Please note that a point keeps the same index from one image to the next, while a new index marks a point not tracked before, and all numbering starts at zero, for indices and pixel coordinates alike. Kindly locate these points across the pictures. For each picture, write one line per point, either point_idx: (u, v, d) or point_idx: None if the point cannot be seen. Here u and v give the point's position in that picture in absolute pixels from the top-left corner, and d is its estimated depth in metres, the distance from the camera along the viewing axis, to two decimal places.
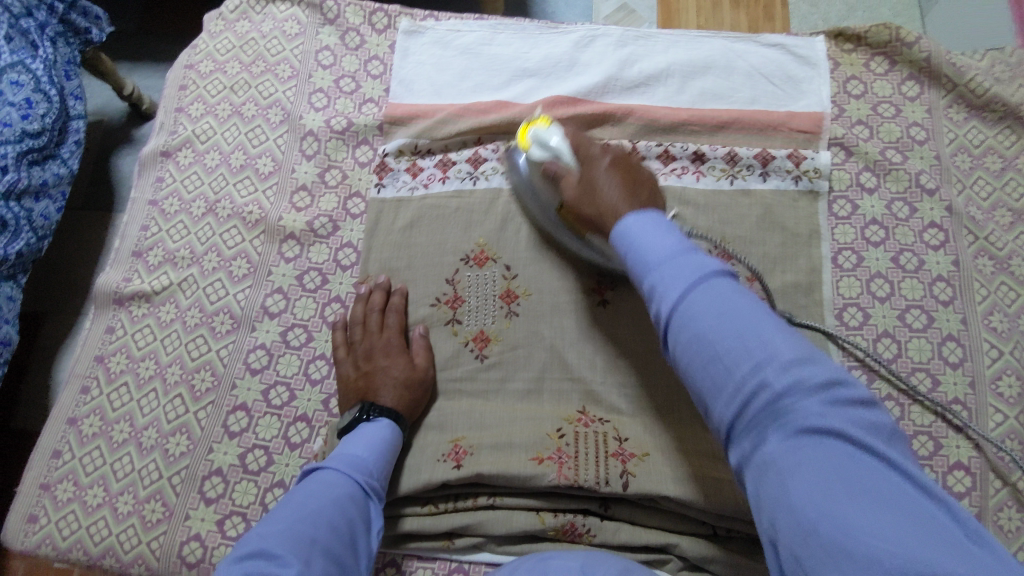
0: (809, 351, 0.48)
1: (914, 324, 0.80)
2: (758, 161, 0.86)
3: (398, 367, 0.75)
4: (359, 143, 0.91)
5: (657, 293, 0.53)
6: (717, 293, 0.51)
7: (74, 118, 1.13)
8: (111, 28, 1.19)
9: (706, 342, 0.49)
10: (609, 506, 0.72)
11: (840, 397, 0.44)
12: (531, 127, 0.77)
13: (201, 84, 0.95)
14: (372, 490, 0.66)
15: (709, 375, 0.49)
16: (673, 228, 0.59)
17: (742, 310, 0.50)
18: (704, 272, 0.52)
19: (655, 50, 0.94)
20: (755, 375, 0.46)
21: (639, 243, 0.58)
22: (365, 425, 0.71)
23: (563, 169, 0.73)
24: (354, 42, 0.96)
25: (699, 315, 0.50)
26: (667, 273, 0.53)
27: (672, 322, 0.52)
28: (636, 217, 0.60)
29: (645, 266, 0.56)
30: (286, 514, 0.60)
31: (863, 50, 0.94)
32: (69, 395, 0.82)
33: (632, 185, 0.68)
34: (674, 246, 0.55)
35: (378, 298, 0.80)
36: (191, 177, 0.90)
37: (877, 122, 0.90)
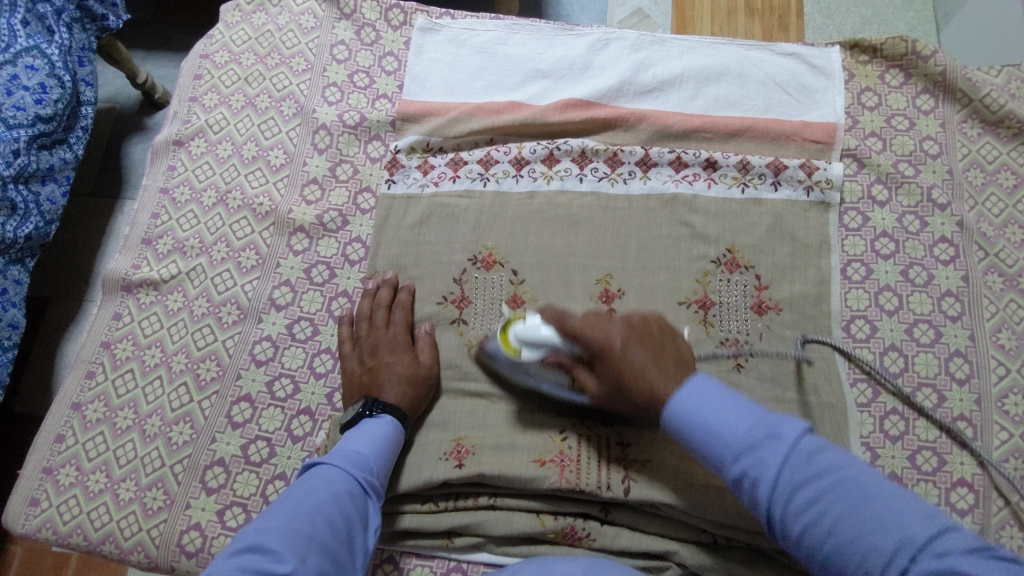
0: (909, 499, 0.50)
1: (921, 338, 0.80)
2: (770, 170, 0.86)
3: (403, 364, 0.75)
4: (371, 139, 0.91)
5: (754, 481, 0.54)
6: (808, 470, 0.52)
7: (84, 104, 1.13)
8: (127, 15, 1.19)
9: (825, 526, 0.50)
10: (610, 511, 0.71)
11: (967, 552, 0.46)
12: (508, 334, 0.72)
13: (215, 75, 0.95)
14: (371, 488, 0.66)
15: (836, 558, 0.50)
16: (724, 390, 0.60)
17: (836, 470, 0.52)
18: (788, 447, 0.53)
19: (670, 56, 0.94)
20: (888, 558, 0.47)
21: (707, 425, 0.58)
22: (367, 422, 0.71)
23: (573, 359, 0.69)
24: (370, 37, 0.96)
25: (801, 496, 0.52)
26: (753, 461, 0.54)
27: (779, 511, 0.53)
28: (687, 394, 0.60)
29: (727, 456, 0.56)
30: (285, 508, 0.59)
31: (879, 62, 0.93)
32: (74, 380, 0.82)
33: (654, 353, 0.65)
34: (748, 421, 0.56)
35: (385, 294, 0.80)
36: (203, 167, 0.90)
37: (890, 135, 0.89)
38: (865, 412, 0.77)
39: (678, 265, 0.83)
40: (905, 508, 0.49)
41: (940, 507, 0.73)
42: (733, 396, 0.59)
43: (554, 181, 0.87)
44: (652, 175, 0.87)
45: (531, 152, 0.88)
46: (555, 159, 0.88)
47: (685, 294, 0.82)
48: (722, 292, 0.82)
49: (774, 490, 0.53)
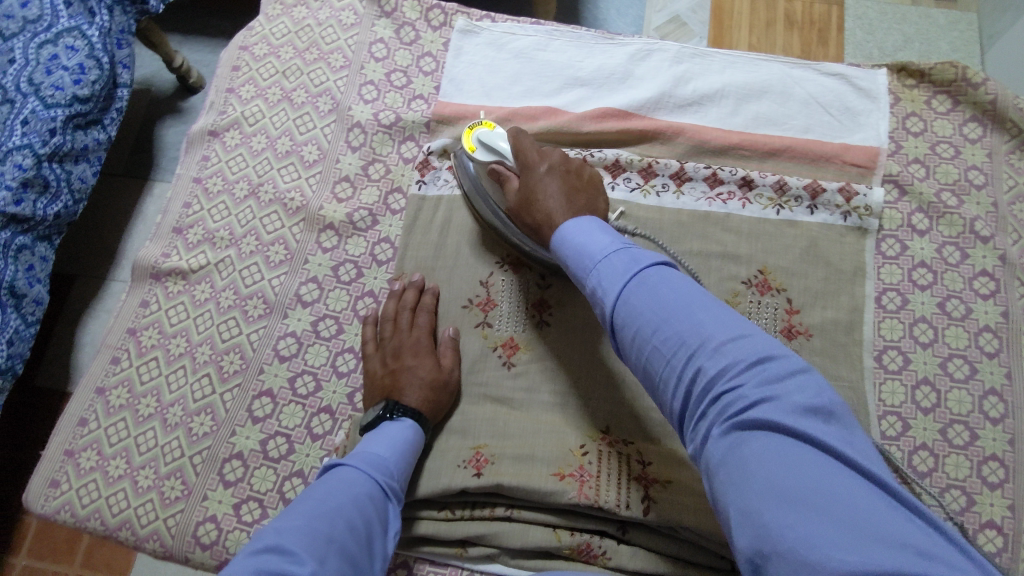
0: (738, 327, 0.52)
1: (955, 373, 0.78)
2: (807, 193, 0.85)
3: (425, 367, 0.74)
4: (405, 139, 0.91)
5: (602, 291, 0.58)
6: (653, 284, 0.56)
7: (119, 86, 1.13)
8: None
9: (653, 333, 0.54)
10: (627, 530, 0.70)
11: (768, 370, 0.49)
12: (475, 128, 0.81)
13: (254, 67, 0.95)
14: (390, 492, 0.65)
15: (656, 362, 0.54)
16: (608, 225, 0.64)
17: (681, 295, 0.54)
18: (640, 265, 0.57)
19: (711, 70, 0.93)
20: (693, 365, 0.51)
21: (578, 242, 0.62)
22: (388, 424, 0.70)
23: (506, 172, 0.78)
24: (409, 37, 0.96)
25: (641, 305, 0.55)
26: (607, 273, 0.58)
27: (617, 317, 0.56)
28: (574, 224, 0.64)
29: (586, 263, 0.61)
30: (304, 509, 0.58)
31: (926, 86, 0.91)
32: (100, 364, 0.82)
33: (569, 187, 0.73)
34: (613, 244, 0.60)
35: (411, 296, 0.80)
36: (236, 159, 0.90)
37: (934, 162, 0.87)
38: (893, 445, 0.75)
39: (708, 282, 0.82)
40: (732, 337, 0.51)
41: None
42: (614, 232, 0.63)
43: None
44: (686, 190, 0.86)
45: None
46: None
47: None
48: (753, 313, 0.80)
49: (617, 301, 0.56)
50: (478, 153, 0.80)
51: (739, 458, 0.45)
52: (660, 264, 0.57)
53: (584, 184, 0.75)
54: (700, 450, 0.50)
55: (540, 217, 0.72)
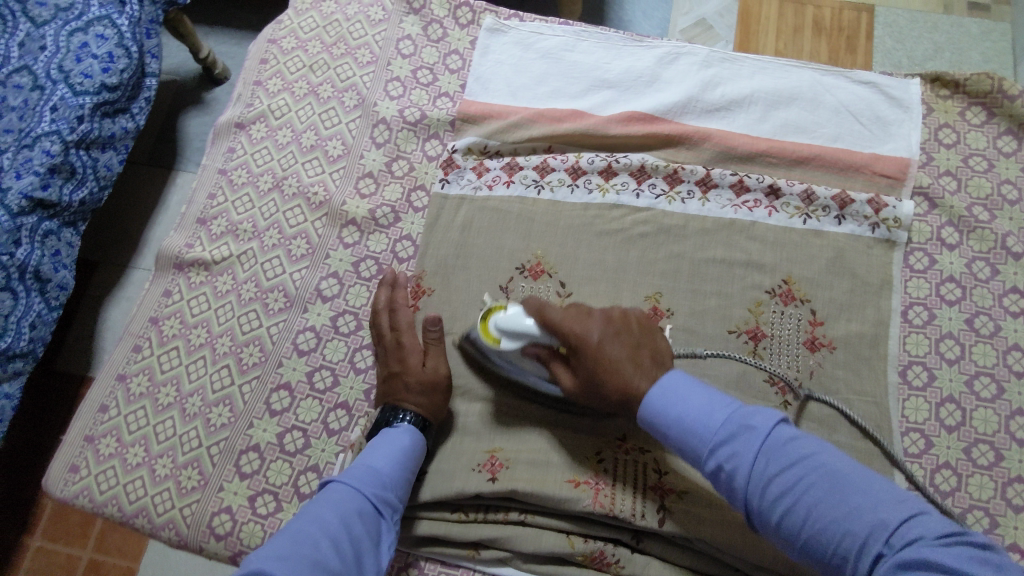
0: (894, 499, 0.51)
1: (982, 392, 0.76)
2: (835, 203, 0.83)
3: (406, 370, 0.74)
4: (430, 137, 0.90)
5: (730, 469, 0.56)
6: (779, 456, 0.55)
7: (148, 75, 1.14)
8: None
9: (800, 513, 0.52)
10: (641, 539, 0.70)
11: (935, 533, 0.47)
12: (489, 318, 0.72)
13: (281, 60, 0.95)
14: (384, 506, 0.65)
15: (813, 541, 0.51)
16: (700, 384, 0.63)
17: (818, 465, 0.54)
18: (762, 433, 0.56)
19: (740, 75, 0.91)
20: (860, 545, 0.49)
21: (681, 409, 0.61)
22: (388, 431, 0.70)
23: (549, 353, 0.70)
24: (436, 34, 0.96)
25: (776, 484, 0.54)
26: (731, 446, 0.57)
27: (756, 499, 0.55)
28: (664, 382, 0.63)
29: (703, 443, 0.59)
30: (291, 529, 0.58)
31: (961, 97, 0.90)
32: (122, 352, 0.83)
33: (632, 347, 0.67)
34: (727, 412, 0.59)
35: (383, 297, 0.79)
36: (262, 151, 0.91)
37: (966, 175, 0.86)
38: (916, 463, 0.74)
39: (731, 291, 0.81)
40: (887, 504, 0.50)
41: None
42: (713, 391, 0.62)
43: (610, 194, 0.85)
44: (712, 197, 0.85)
45: (589, 163, 0.86)
46: (612, 173, 0.86)
47: (736, 323, 0.80)
48: (775, 325, 0.79)
49: (752, 480, 0.55)
50: (501, 343, 0.71)
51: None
52: (782, 428, 0.56)
53: (643, 340, 0.68)
54: None
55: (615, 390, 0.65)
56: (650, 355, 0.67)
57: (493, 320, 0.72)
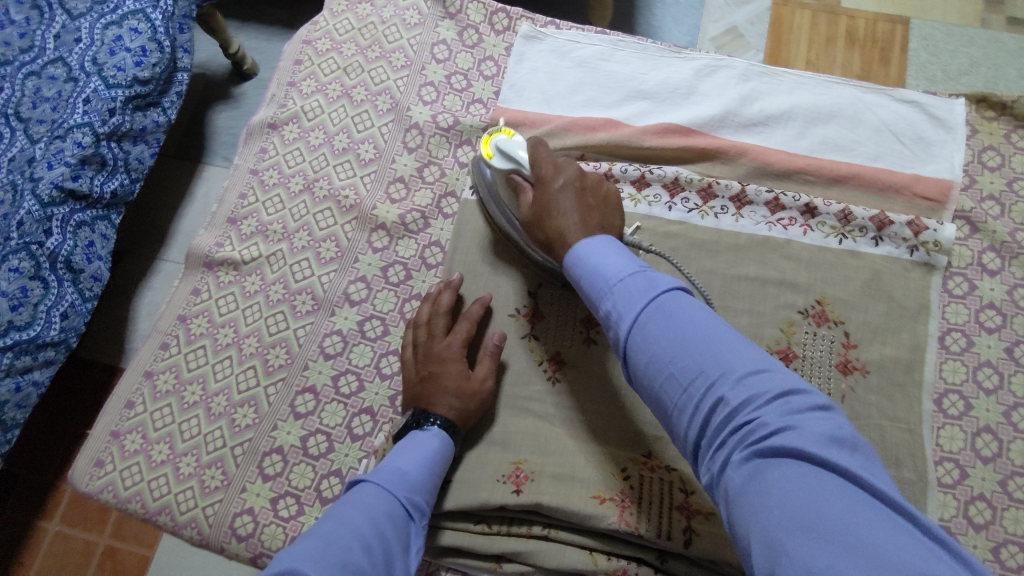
0: (759, 359, 0.50)
1: (1019, 423, 0.74)
2: (873, 224, 0.82)
3: (453, 376, 0.73)
4: (462, 143, 0.90)
5: (616, 317, 0.56)
6: (664, 311, 0.54)
7: (180, 70, 1.13)
8: None
9: (663, 362, 0.52)
10: (666, 560, 0.69)
11: (792, 401, 0.46)
12: (494, 136, 0.80)
13: (316, 62, 0.95)
14: (411, 511, 0.64)
15: (670, 389, 0.51)
16: (618, 244, 0.62)
17: (693, 321, 0.52)
18: (655, 289, 0.55)
19: (779, 90, 0.90)
20: (711, 395, 0.49)
21: (592, 260, 0.61)
22: (416, 434, 0.70)
23: (520, 183, 0.76)
24: (471, 40, 0.95)
25: (655, 330, 0.53)
26: (620, 299, 0.56)
27: (630, 343, 0.54)
28: (586, 241, 0.63)
29: (602, 287, 0.58)
30: (321, 530, 0.56)
31: (1007, 119, 0.87)
32: (149, 348, 0.84)
33: (586, 203, 0.69)
34: (629, 266, 0.58)
35: (446, 300, 0.79)
36: (294, 153, 0.91)
37: (1010, 200, 0.83)
38: (949, 493, 0.72)
39: (763, 309, 0.80)
40: (750, 363, 0.49)
41: None
42: (626, 250, 0.61)
43: (642, 207, 0.84)
44: (746, 213, 0.84)
45: (622, 173, 0.86)
46: (645, 184, 0.85)
47: (768, 341, 0.78)
48: (808, 346, 0.78)
49: (631, 326, 0.54)
50: (495, 157, 0.78)
51: (759, 490, 0.42)
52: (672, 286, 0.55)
53: (605, 203, 0.71)
54: (716, 478, 0.47)
55: (547, 227, 0.69)
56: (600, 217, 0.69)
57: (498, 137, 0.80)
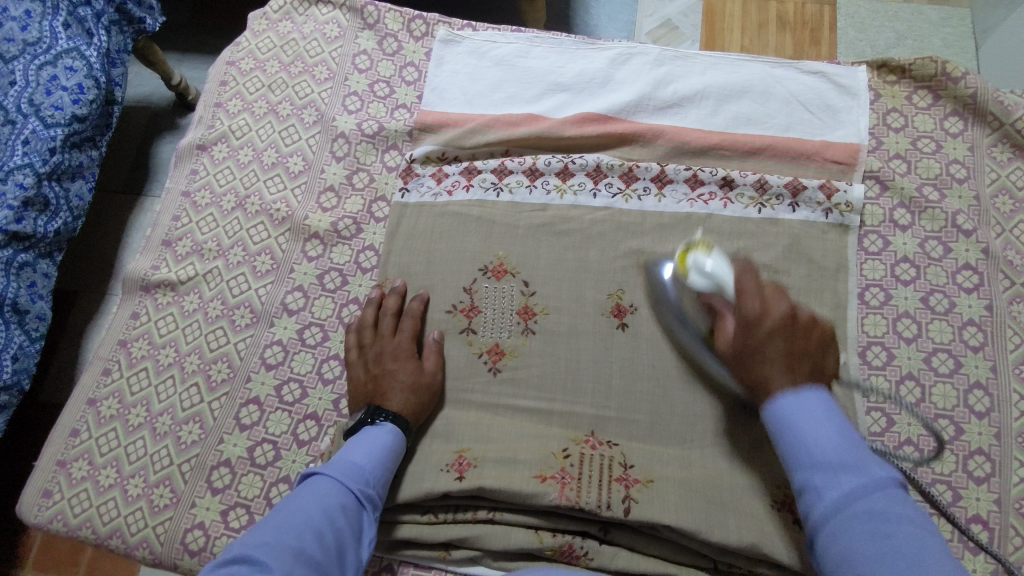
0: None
1: (940, 368, 0.77)
2: (788, 191, 0.84)
3: (406, 372, 0.75)
4: (389, 148, 0.92)
5: (813, 494, 0.55)
6: (870, 504, 0.52)
7: (114, 104, 1.16)
8: (162, 19, 1.22)
9: (851, 553, 0.51)
10: (609, 530, 0.70)
11: None
12: (691, 251, 0.76)
13: (240, 81, 0.97)
14: (366, 500, 0.66)
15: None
16: (835, 412, 0.59)
17: (896, 530, 0.50)
18: (866, 479, 0.53)
19: (691, 72, 0.93)
20: None
21: (792, 424, 0.59)
22: (368, 429, 0.71)
23: (718, 303, 0.71)
24: (391, 48, 0.97)
25: (849, 520, 0.52)
26: (826, 481, 0.55)
27: (822, 526, 0.53)
28: (800, 396, 0.60)
29: (801, 456, 0.57)
30: (275, 520, 0.59)
31: (906, 82, 0.91)
32: (91, 376, 0.84)
33: (796, 355, 0.63)
34: (840, 445, 0.56)
35: (393, 303, 0.81)
36: (224, 171, 0.92)
37: (915, 157, 0.87)
38: (878, 441, 0.75)
39: None
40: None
41: (952, 544, 0.71)
42: (841, 424, 0.58)
43: (568, 195, 0.87)
44: (668, 192, 0.86)
45: (546, 165, 0.88)
46: (569, 174, 0.88)
47: None
48: None
49: (829, 515, 0.53)
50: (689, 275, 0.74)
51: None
52: (887, 486, 0.53)
53: (812, 346, 0.65)
54: None
55: (747, 373, 0.64)
56: (812, 365, 0.63)
57: (694, 254, 0.75)
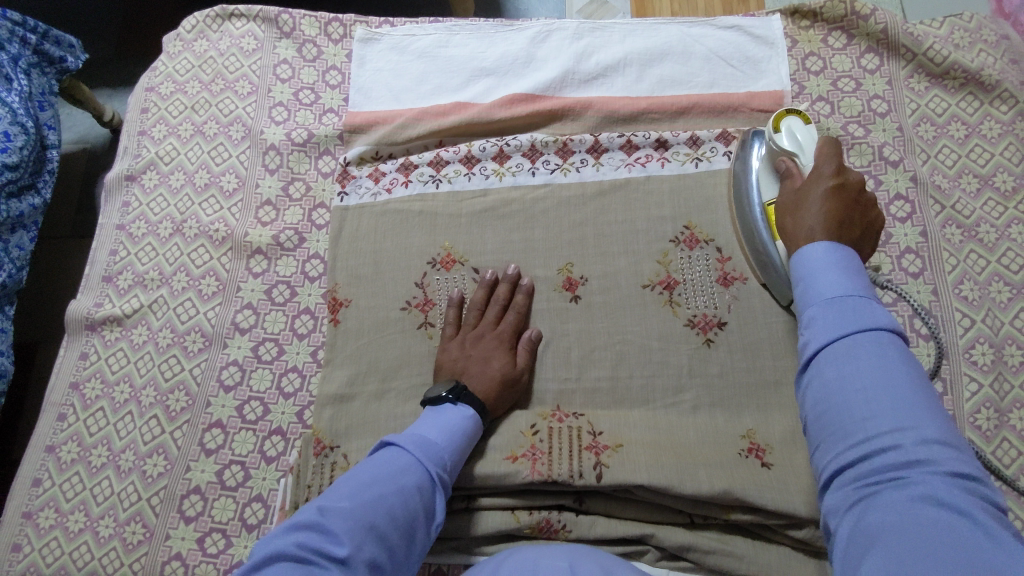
0: (957, 441, 0.46)
1: (884, 298, 0.79)
2: (720, 143, 0.85)
3: (499, 362, 0.74)
4: (321, 154, 0.91)
5: (815, 329, 0.55)
6: (869, 347, 0.51)
7: (49, 147, 1.13)
8: (84, 55, 1.19)
9: (838, 393, 0.51)
10: (584, 500, 0.71)
11: (966, 484, 0.43)
12: (789, 113, 0.78)
13: (162, 106, 0.95)
14: (439, 483, 0.64)
15: (827, 410, 0.51)
16: (854, 269, 0.59)
17: (893, 370, 0.50)
18: (868, 326, 0.52)
19: (612, 41, 0.94)
20: (889, 436, 0.47)
21: (814, 277, 0.59)
22: (447, 407, 0.69)
23: (790, 165, 0.74)
24: (311, 54, 0.97)
25: (844, 361, 0.52)
26: (834, 316, 0.55)
27: (816, 360, 0.54)
28: (825, 249, 0.61)
29: (812, 300, 0.58)
30: (352, 486, 0.59)
31: (821, 26, 0.93)
32: (46, 423, 0.82)
33: (846, 210, 0.67)
34: (846, 289, 0.56)
35: (503, 291, 0.80)
36: (157, 200, 0.90)
37: (837, 98, 0.89)
38: None
39: (637, 247, 0.82)
40: (935, 432, 0.46)
41: None
42: (859, 278, 0.58)
43: (507, 177, 0.87)
44: (604, 161, 0.86)
45: (481, 150, 0.88)
46: (505, 156, 0.88)
47: (648, 276, 0.81)
48: (685, 270, 0.81)
49: (824, 350, 0.53)
50: (778, 137, 0.77)
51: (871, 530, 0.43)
52: (888, 329, 0.52)
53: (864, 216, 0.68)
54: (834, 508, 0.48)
55: (792, 211, 0.70)
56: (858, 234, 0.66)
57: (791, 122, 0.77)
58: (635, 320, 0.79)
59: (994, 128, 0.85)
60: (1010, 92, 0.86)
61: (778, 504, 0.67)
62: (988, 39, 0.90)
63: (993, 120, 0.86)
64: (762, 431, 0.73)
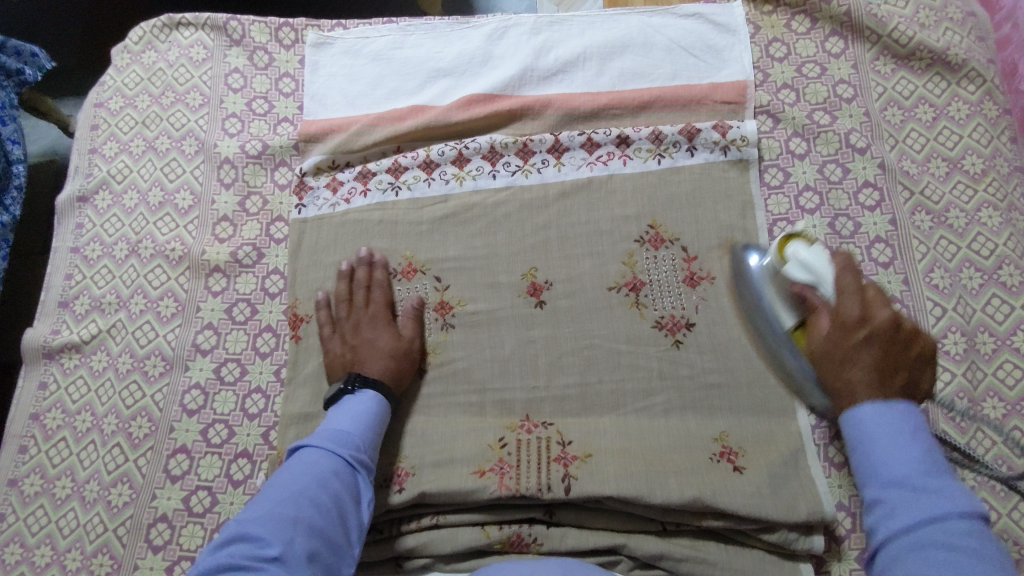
0: None
1: None
2: (683, 137, 0.83)
3: (383, 339, 0.75)
4: (277, 166, 0.89)
5: (880, 513, 0.53)
6: (942, 535, 0.49)
7: (12, 162, 1.08)
8: (50, 63, 1.12)
9: None
10: (555, 512, 0.70)
11: None
12: (790, 241, 0.69)
13: (112, 122, 0.93)
14: (359, 464, 0.67)
15: None
16: (919, 427, 0.56)
17: (967, 564, 0.47)
18: (942, 514, 0.50)
19: (570, 35, 0.91)
20: None
21: (866, 441, 0.57)
22: (351, 397, 0.71)
23: (817, 302, 0.65)
24: (263, 61, 0.94)
25: (913, 544, 0.50)
26: (898, 500, 0.52)
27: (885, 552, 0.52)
28: (883, 410, 0.57)
29: (867, 476, 0.56)
30: (271, 494, 0.62)
31: (783, 11, 0.91)
32: (8, 456, 0.80)
33: (889, 366, 0.60)
34: (914, 464, 0.53)
35: (362, 275, 0.80)
36: (111, 220, 0.88)
37: (802, 84, 0.87)
38: None
39: (602, 249, 0.80)
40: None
41: None
42: (926, 446, 0.55)
43: (467, 182, 0.85)
44: (566, 160, 0.84)
45: (440, 154, 0.85)
46: (464, 160, 0.85)
47: (613, 278, 0.79)
48: (651, 270, 0.79)
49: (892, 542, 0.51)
50: (784, 268, 0.68)
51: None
52: (966, 519, 0.50)
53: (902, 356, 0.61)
54: None
55: (831, 377, 0.62)
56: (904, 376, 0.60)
57: (794, 242, 0.68)
58: (603, 325, 0.78)
59: (962, 109, 0.84)
60: (977, 72, 0.84)
61: (749, 508, 0.66)
62: (954, 17, 0.88)
63: (961, 101, 0.84)
64: (734, 434, 0.72)
